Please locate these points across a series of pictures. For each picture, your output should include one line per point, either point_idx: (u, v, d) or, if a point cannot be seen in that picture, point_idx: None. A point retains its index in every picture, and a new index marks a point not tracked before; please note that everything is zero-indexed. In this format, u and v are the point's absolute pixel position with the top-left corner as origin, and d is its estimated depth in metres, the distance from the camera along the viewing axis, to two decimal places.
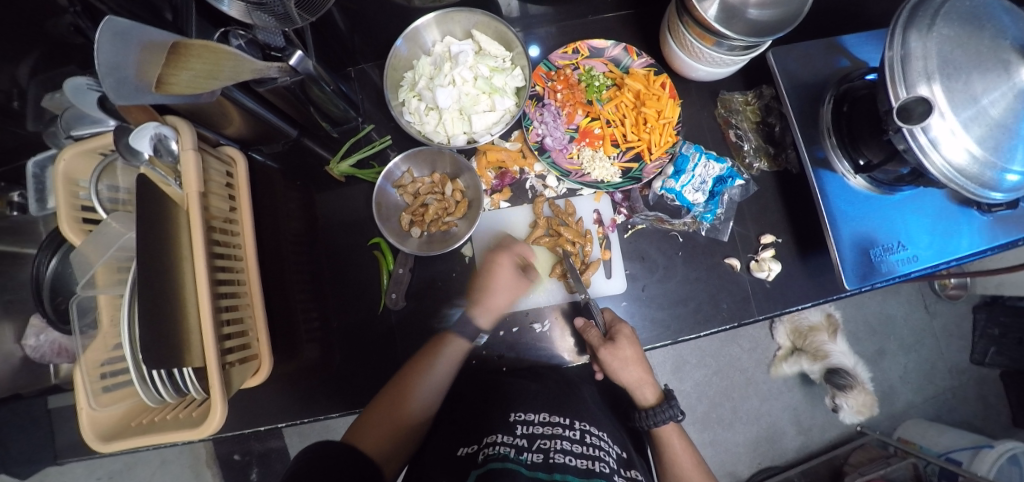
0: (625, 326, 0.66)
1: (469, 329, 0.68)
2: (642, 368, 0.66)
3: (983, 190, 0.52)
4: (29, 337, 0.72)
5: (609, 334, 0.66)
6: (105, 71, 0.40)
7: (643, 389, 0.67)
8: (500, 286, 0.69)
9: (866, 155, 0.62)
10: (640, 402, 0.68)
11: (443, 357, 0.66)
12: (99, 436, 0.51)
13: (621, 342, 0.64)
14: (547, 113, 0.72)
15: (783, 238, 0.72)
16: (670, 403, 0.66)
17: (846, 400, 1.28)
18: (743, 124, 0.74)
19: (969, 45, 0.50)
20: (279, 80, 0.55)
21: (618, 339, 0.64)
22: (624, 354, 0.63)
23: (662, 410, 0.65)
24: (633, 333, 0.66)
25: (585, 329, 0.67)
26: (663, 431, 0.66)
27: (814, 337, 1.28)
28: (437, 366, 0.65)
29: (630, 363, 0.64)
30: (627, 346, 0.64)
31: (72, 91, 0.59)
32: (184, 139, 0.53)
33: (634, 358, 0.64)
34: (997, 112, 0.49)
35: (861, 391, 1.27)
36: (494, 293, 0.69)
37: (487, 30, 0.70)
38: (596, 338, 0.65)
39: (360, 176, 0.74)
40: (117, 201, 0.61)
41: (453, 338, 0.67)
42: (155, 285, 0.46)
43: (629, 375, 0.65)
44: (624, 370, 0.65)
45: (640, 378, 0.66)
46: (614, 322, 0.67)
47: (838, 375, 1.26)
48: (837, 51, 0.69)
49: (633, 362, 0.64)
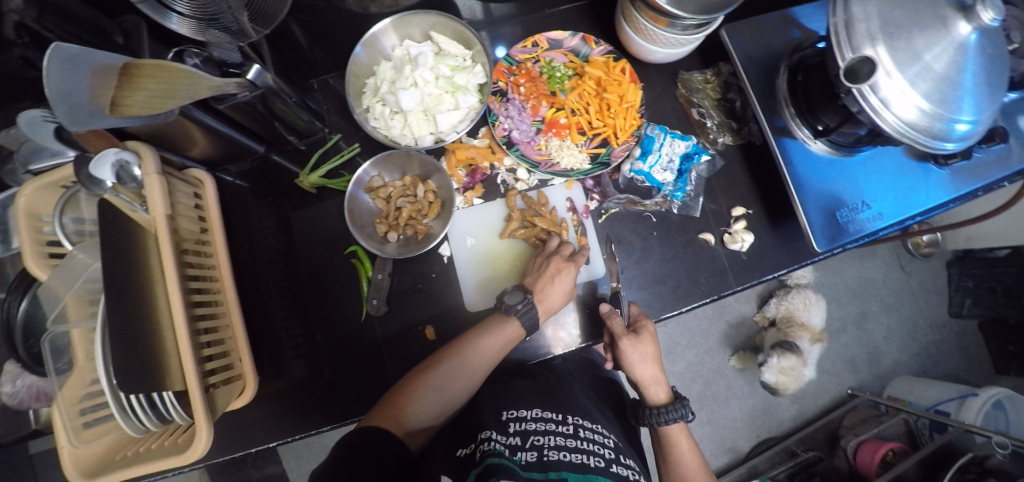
0: (646, 323, 0.67)
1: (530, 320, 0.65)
2: (656, 367, 0.67)
3: (936, 141, 0.54)
4: (3, 384, 0.70)
5: (631, 326, 0.67)
6: (57, 98, 0.39)
7: (648, 390, 0.68)
8: (553, 291, 0.66)
9: (823, 120, 0.64)
10: (650, 400, 0.68)
11: (485, 339, 0.64)
12: (82, 472, 0.51)
13: (643, 337, 0.65)
14: (512, 107, 0.73)
15: (754, 209, 0.74)
16: (682, 404, 0.66)
17: (780, 356, 1.22)
18: (705, 102, 0.75)
19: (906, 5, 0.52)
20: (239, 96, 0.54)
21: (641, 333, 0.65)
22: (644, 349, 0.65)
23: (675, 409, 0.65)
24: (653, 330, 0.67)
25: (611, 316, 0.66)
26: (667, 429, 0.67)
27: (794, 334, 1.26)
28: (486, 345, 0.63)
29: (647, 359, 0.66)
30: (643, 345, 0.65)
31: (26, 124, 0.57)
32: (146, 164, 0.52)
33: (649, 357, 0.66)
34: (940, 66, 0.52)
35: (798, 359, 1.21)
36: (550, 295, 0.66)
37: (445, 30, 0.70)
38: (620, 326, 0.65)
39: (332, 186, 0.74)
40: (84, 233, 0.60)
41: (502, 327, 0.64)
42: (127, 311, 0.45)
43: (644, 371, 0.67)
44: (639, 366, 0.66)
45: (653, 376, 0.67)
46: (638, 316, 0.68)
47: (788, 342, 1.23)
48: (787, 23, 0.71)
49: (648, 361, 0.66)
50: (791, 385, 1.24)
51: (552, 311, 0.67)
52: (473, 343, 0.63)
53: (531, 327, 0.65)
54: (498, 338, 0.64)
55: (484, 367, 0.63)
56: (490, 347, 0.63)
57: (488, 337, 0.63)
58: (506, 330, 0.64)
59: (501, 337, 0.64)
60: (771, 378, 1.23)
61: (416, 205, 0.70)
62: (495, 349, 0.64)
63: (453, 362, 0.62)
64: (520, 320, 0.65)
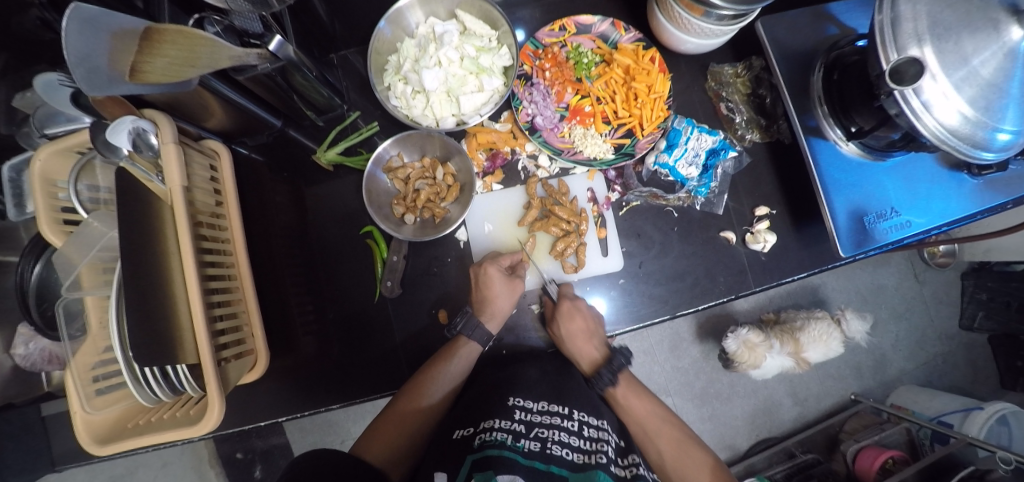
0: (568, 300, 0.67)
1: (479, 334, 0.66)
2: (590, 342, 0.66)
3: (976, 150, 0.52)
4: (17, 346, 0.70)
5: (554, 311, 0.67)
6: (74, 61, 0.38)
7: (582, 363, 0.68)
8: (497, 293, 0.65)
9: (857, 122, 0.62)
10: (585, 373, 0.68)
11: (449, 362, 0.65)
12: (95, 440, 0.51)
13: (560, 320, 0.65)
14: (537, 92, 0.71)
15: (777, 209, 0.72)
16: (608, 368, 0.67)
17: (750, 330, 1.23)
18: (734, 97, 0.73)
19: (958, 5, 0.50)
20: (260, 68, 0.52)
21: (592, 331, 0.66)
22: (562, 331, 0.65)
23: (597, 379, 0.67)
24: (572, 307, 0.66)
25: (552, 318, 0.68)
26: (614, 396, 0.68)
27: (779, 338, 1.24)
28: (446, 372, 0.64)
29: (576, 338, 0.65)
30: (569, 323, 0.65)
31: (44, 87, 0.56)
32: (162, 132, 0.51)
33: (582, 333, 0.65)
34: (987, 72, 0.49)
35: (764, 339, 1.21)
36: (495, 302, 0.65)
37: (471, 9, 0.68)
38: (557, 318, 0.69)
39: (349, 164, 0.73)
40: (98, 201, 0.59)
41: (463, 345, 0.65)
42: (145, 283, 0.45)
43: (590, 357, 0.66)
44: (573, 344, 0.65)
45: (584, 353, 0.66)
46: (564, 296, 0.68)
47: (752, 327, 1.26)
48: (825, 19, 0.68)
49: (578, 337, 0.65)
50: (746, 362, 1.21)
51: (503, 313, 0.66)
52: (433, 369, 0.64)
53: (484, 340, 0.67)
54: (456, 362, 0.65)
55: (449, 390, 0.65)
56: (449, 374, 0.64)
57: (444, 361, 0.64)
58: (461, 351, 0.65)
59: (457, 360, 0.65)
60: (733, 348, 1.20)
61: (433, 187, 0.69)
62: (455, 372, 0.65)
63: (420, 392, 0.63)
64: (474, 339, 0.66)
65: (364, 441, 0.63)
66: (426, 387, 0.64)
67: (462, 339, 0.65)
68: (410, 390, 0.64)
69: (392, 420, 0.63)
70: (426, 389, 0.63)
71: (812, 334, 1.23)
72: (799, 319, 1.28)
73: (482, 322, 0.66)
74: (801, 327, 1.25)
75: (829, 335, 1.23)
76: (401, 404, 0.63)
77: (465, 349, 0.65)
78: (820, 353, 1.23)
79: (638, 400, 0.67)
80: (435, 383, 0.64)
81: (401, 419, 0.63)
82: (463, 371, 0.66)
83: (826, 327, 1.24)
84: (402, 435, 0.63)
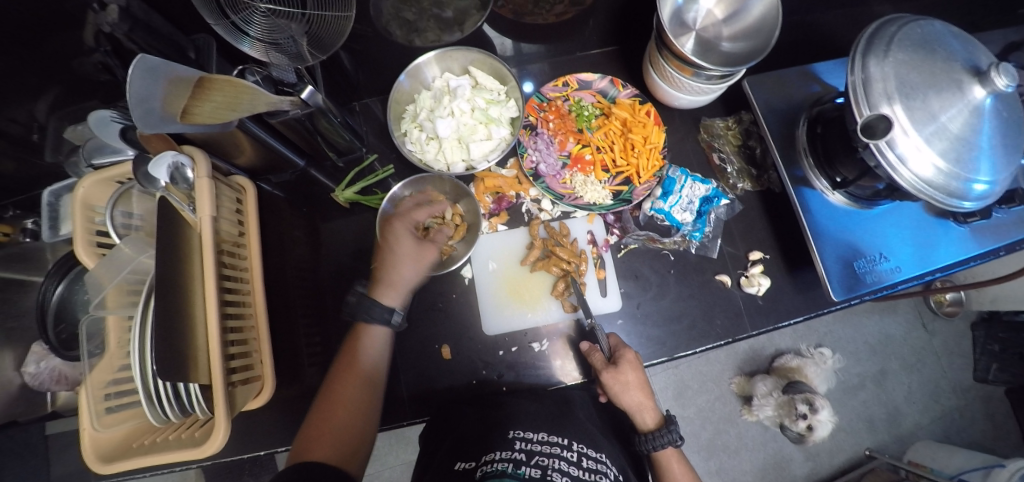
0: (630, 351, 0.67)
1: (378, 313, 0.65)
2: (646, 394, 0.66)
3: (954, 199, 0.55)
4: (29, 365, 0.73)
5: (613, 358, 0.67)
6: (134, 103, 0.43)
7: (644, 415, 0.67)
8: (405, 257, 0.67)
9: (841, 173, 0.65)
10: (640, 426, 0.67)
11: (364, 350, 0.64)
12: (100, 457, 0.52)
13: (624, 367, 0.65)
14: (540, 141, 0.77)
15: (770, 254, 0.75)
16: (669, 428, 0.65)
17: (823, 406, 1.14)
18: (725, 148, 0.79)
19: (923, 68, 0.55)
20: (290, 113, 0.57)
21: (622, 364, 0.65)
22: (626, 378, 0.65)
23: (661, 434, 0.64)
24: (636, 358, 0.67)
25: (590, 351, 0.68)
26: (663, 457, 0.66)
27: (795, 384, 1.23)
28: (362, 356, 0.64)
29: (631, 387, 0.65)
30: (632, 372, 0.65)
31: (96, 123, 0.63)
32: (199, 168, 0.56)
33: (640, 384, 0.66)
34: (956, 126, 0.54)
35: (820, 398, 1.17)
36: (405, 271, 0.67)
37: (483, 66, 0.75)
38: (599, 361, 0.66)
39: (364, 202, 0.78)
40: (130, 226, 0.63)
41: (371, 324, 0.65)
42: (171, 303, 0.48)
43: (631, 399, 0.66)
44: (629, 394, 0.65)
45: (640, 402, 0.66)
46: (618, 347, 0.68)
47: (796, 387, 1.21)
48: (809, 78, 0.74)
49: (637, 387, 0.65)
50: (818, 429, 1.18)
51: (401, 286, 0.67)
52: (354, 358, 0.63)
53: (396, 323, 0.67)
54: (369, 348, 0.65)
55: (371, 387, 0.63)
56: (364, 361, 0.64)
57: (362, 347, 0.65)
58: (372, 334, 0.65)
59: (369, 346, 0.65)
60: (823, 433, 1.15)
61: (433, 209, 0.71)
62: (369, 358, 0.64)
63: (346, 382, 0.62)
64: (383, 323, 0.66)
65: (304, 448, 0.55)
66: (352, 378, 0.62)
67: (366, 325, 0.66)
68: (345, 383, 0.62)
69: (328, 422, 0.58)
70: (354, 379, 0.62)
71: (813, 374, 1.25)
72: (794, 358, 1.29)
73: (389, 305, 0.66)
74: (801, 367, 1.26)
75: (823, 373, 1.27)
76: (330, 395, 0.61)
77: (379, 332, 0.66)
78: (824, 380, 1.27)
79: (680, 468, 0.66)
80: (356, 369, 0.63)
81: (341, 417, 0.59)
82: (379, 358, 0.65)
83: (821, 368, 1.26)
84: (345, 435, 0.58)
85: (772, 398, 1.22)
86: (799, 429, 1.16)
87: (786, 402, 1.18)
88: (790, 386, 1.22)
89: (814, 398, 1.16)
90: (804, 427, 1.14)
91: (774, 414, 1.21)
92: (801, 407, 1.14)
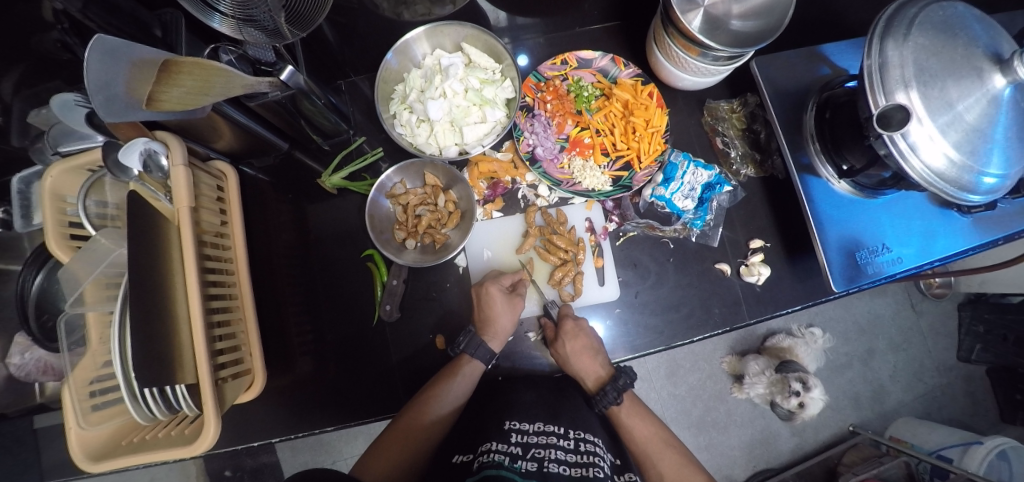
0: (571, 320, 0.67)
1: (482, 353, 0.66)
2: (593, 360, 0.65)
3: (963, 192, 0.53)
4: (13, 356, 0.70)
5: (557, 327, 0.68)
6: (94, 89, 0.39)
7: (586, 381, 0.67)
8: (499, 313, 0.66)
9: (848, 161, 0.63)
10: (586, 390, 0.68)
11: (451, 386, 0.64)
12: (89, 457, 0.50)
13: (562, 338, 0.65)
14: (537, 123, 0.73)
15: (771, 242, 0.74)
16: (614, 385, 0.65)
17: (814, 385, 1.14)
18: (729, 132, 0.76)
19: (943, 54, 0.52)
20: (270, 95, 0.54)
21: (562, 335, 0.66)
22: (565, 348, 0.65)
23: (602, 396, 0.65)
24: (576, 325, 0.67)
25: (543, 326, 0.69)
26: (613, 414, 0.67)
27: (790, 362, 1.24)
28: (449, 391, 0.64)
29: (575, 356, 0.65)
30: (572, 341, 0.65)
31: (59, 107, 0.58)
32: (172, 154, 0.52)
33: (583, 350, 0.65)
34: (972, 117, 0.51)
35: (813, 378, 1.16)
36: (503, 316, 0.66)
37: (477, 42, 0.70)
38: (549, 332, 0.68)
39: (353, 188, 0.74)
40: (106, 216, 0.59)
41: (468, 359, 0.65)
42: (149, 302, 0.45)
43: (582, 367, 0.65)
44: (576, 362, 0.65)
45: (586, 370, 0.65)
46: (565, 315, 0.69)
47: (789, 366, 1.22)
48: (818, 59, 0.71)
49: (579, 355, 0.65)
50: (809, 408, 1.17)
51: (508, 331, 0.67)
52: (437, 386, 0.64)
53: (487, 358, 0.66)
54: (460, 381, 0.64)
55: (453, 413, 0.64)
56: (451, 393, 0.63)
57: (448, 377, 0.64)
58: (464, 368, 0.65)
59: (460, 379, 0.64)
60: (814, 410, 1.16)
61: (423, 195, 0.71)
62: (458, 392, 0.64)
63: (422, 411, 0.62)
64: (477, 357, 0.66)
65: (367, 461, 0.61)
66: (428, 402, 0.63)
67: (466, 357, 0.66)
68: (415, 406, 0.63)
69: (395, 442, 0.61)
70: (430, 405, 0.63)
71: (805, 354, 1.26)
72: (786, 338, 1.30)
73: (486, 341, 0.66)
74: (794, 349, 1.27)
75: (812, 352, 1.28)
76: (404, 422, 0.62)
77: (470, 367, 0.65)
78: (813, 359, 1.28)
79: (641, 421, 0.67)
80: (441, 399, 0.63)
81: (403, 435, 0.61)
82: (467, 391, 0.65)
83: (812, 348, 1.28)
84: (402, 456, 0.61)
85: (764, 377, 1.23)
86: (791, 406, 1.16)
87: (779, 380, 1.19)
88: (789, 363, 1.23)
89: (808, 376, 1.16)
90: (796, 404, 1.15)
91: (766, 391, 1.22)
92: (795, 384, 1.14)
